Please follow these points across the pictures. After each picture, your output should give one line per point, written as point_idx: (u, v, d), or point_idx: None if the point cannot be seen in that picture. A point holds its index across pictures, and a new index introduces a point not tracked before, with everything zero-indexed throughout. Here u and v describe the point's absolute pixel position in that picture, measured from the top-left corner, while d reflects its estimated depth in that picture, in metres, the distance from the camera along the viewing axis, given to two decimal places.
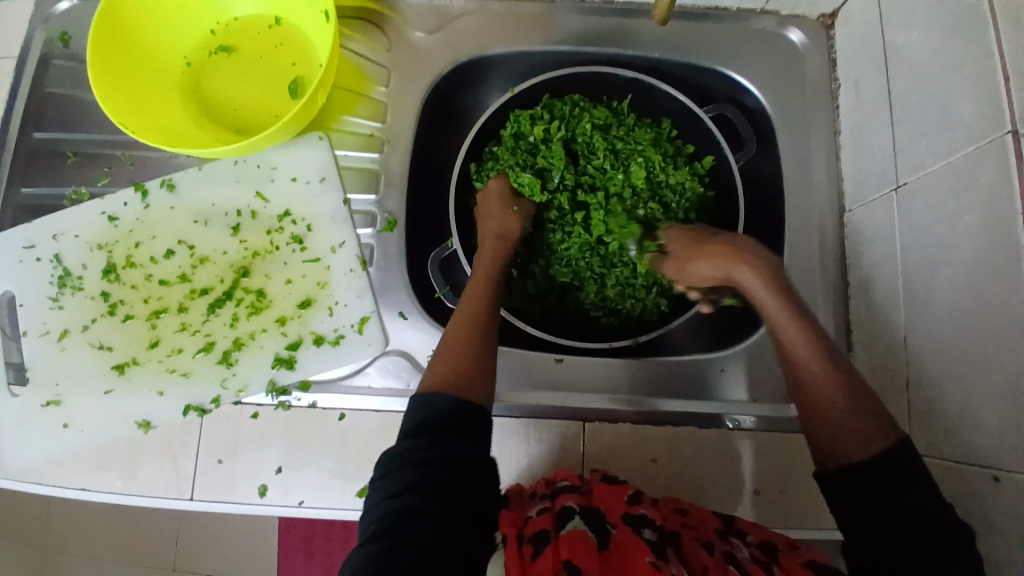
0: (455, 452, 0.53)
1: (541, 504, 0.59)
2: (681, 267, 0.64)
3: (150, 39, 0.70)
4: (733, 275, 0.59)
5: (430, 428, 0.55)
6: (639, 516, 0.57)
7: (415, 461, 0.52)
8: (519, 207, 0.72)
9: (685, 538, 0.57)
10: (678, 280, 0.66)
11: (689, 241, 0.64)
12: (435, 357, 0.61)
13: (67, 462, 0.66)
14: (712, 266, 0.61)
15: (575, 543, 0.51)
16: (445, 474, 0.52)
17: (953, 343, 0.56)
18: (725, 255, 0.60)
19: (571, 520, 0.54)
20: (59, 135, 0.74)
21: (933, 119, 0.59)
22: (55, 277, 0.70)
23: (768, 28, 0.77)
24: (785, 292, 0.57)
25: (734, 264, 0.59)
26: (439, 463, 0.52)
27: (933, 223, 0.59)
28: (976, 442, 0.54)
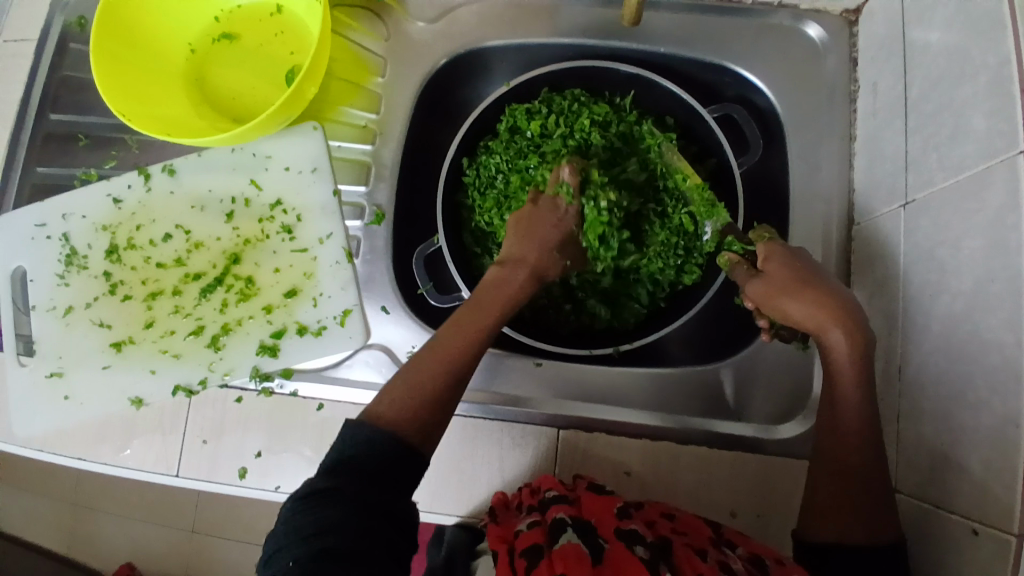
0: (368, 498, 0.49)
1: (530, 516, 0.60)
2: (769, 297, 0.59)
3: (154, 26, 0.71)
4: (823, 332, 0.56)
5: (353, 470, 0.51)
6: (629, 532, 0.57)
7: (336, 503, 0.49)
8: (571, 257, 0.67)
9: (677, 544, 0.56)
10: (756, 301, 0.60)
11: (793, 275, 0.58)
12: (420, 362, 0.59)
13: (66, 431, 0.70)
14: (807, 315, 0.56)
15: (569, 558, 0.53)
16: (364, 518, 0.48)
17: (945, 379, 0.52)
18: (827, 311, 0.55)
19: (563, 534, 0.56)
20: (73, 118, 0.77)
21: (945, 131, 0.54)
22: (63, 256, 0.73)
23: (784, 23, 0.72)
24: (865, 368, 0.55)
25: (831, 323, 0.55)
26: (359, 506, 0.49)
27: (937, 245, 0.54)
28: (959, 485, 0.51)
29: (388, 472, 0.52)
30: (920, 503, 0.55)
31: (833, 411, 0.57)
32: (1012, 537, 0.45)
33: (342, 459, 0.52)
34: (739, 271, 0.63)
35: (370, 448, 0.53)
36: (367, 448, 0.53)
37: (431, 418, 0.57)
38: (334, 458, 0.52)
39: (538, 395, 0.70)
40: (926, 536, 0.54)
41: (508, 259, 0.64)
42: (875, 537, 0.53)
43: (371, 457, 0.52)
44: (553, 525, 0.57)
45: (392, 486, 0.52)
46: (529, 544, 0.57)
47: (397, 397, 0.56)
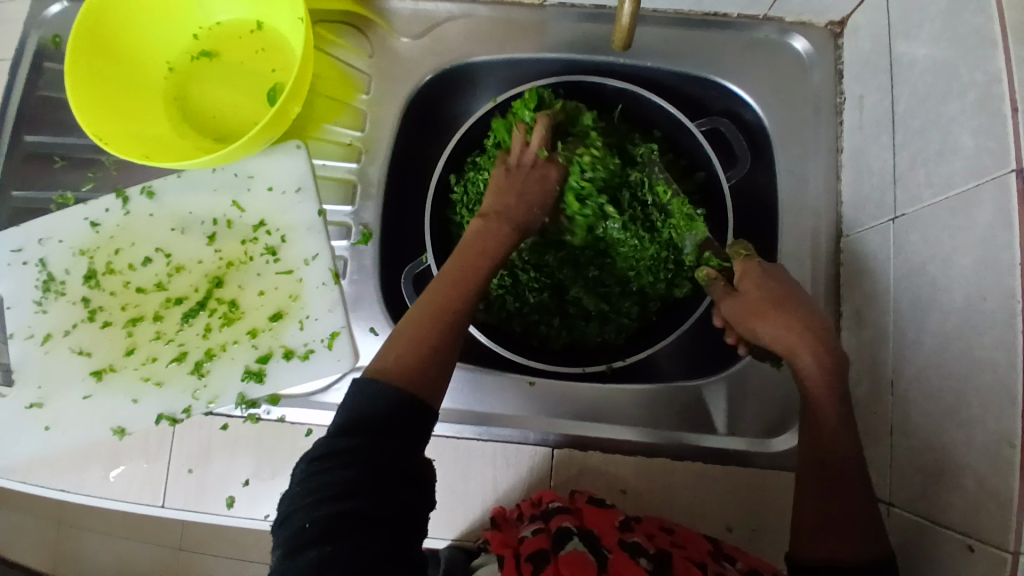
0: (390, 459, 0.48)
1: (534, 523, 0.60)
2: (742, 318, 0.60)
3: (132, 44, 0.69)
4: (793, 354, 0.58)
5: (362, 427, 0.49)
6: (631, 544, 0.58)
7: (348, 463, 0.47)
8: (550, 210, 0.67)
9: (676, 559, 0.56)
10: (731, 319, 0.62)
11: (764, 296, 0.59)
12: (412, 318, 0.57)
13: (47, 463, 0.68)
14: (776, 337, 0.58)
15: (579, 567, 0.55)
16: (378, 478, 0.47)
17: (938, 395, 0.52)
18: (794, 332, 0.57)
19: (569, 542, 0.57)
20: (53, 140, 0.75)
21: (933, 147, 0.54)
22: (40, 281, 0.71)
23: (770, 36, 0.72)
24: (837, 389, 0.56)
25: (799, 345, 0.57)
26: (373, 466, 0.47)
27: (927, 260, 0.54)
28: (952, 501, 0.50)
29: (400, 424, 0.50)
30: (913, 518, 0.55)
31: (810, 434, 0.57)
32: (1007, 555, 0.45)
33: (349, 414, 0.50)
34: (716, 287, 0.64)
35: (376, 407, 0.50)
36: (375, 405, 0.50)
37: (433, 378, 0.54)
38: (347, 416, 0.50)
39: (533, 415, 0.68)
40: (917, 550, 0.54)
41: (491, 212, 0.64)
42: (863, 555, 0.52)
43: (385, 415, 0.50)
44: (560, 532, 0.58)
45: (406, 438, 0.50)
46: (535, 550, 0.58)
47: (397, 353, 0.55)
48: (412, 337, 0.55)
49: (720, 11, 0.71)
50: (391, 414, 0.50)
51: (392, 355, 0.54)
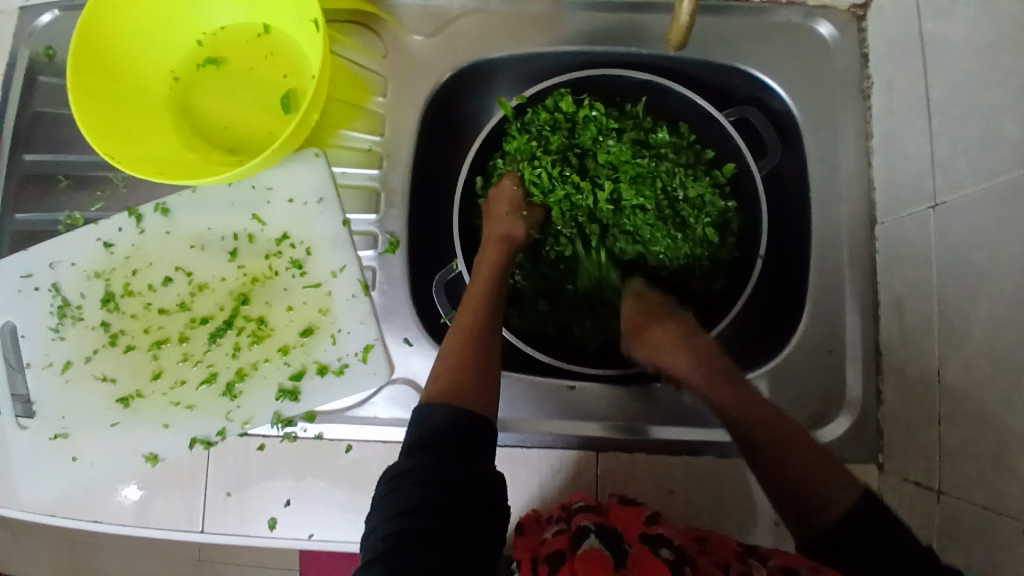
0: (459, 470, 0.52)
1: (558, 524, 0.58)
2: (635, 334, 0.67)
3: (134, 56, 0.67)
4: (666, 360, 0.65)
5: (432, 446, 0.53)
6: (656, 536, 0.55)
7: (417, 482, 0.51)
8: (528, 212, 0.70)
9: (702, 562, 0.53)
10: (629, 342, 0.68)
11: (641, 315, 0.68)
12: (440, 355, 0.61)
13: (79, 495, 0.66)
14: (655, 348, 0.66)
15: (592, 562, 0.51)
16: (444, 493, 0.50)
17: (992, 385, 0.52)
18: (660, 338, 0.66)
19: (586, 539, 0.54)
20: (51, 158, 0.71)
21: (978, 135, 0.53)
22: (55, 307, 0.69)
23: (793, 20, 0.70)
24: (710, 368, 0.63)
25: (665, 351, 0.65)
26: (440, 485, 0.51)
27: (974, 252, 0.54)
28: (1011, 487, 0.50)
29: (468, 435, 0.54)
30: (966, 503, 0.55)
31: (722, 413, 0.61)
32: None
33: (418, 435, 0.54)
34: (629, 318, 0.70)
35: (438, 425, 0.54)
36: (435, 423, 0.55)
37: (480, 379, 0.58)
38: (413, 438, 0.55)
39: (570, 419, 0.67)
40: (969, 533, 0.54)
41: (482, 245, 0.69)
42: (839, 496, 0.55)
43: (445, 425, 0.54)
44: (578, 530, 0.56)
45: (475, 449, 0.54)
46: (553, 550, 0.54)
47: (439, 374, 0.59)
48: (446, 356, 0.60)
49: None
50: (451, 420, 0.55)
51: (436, 378, 0.59)
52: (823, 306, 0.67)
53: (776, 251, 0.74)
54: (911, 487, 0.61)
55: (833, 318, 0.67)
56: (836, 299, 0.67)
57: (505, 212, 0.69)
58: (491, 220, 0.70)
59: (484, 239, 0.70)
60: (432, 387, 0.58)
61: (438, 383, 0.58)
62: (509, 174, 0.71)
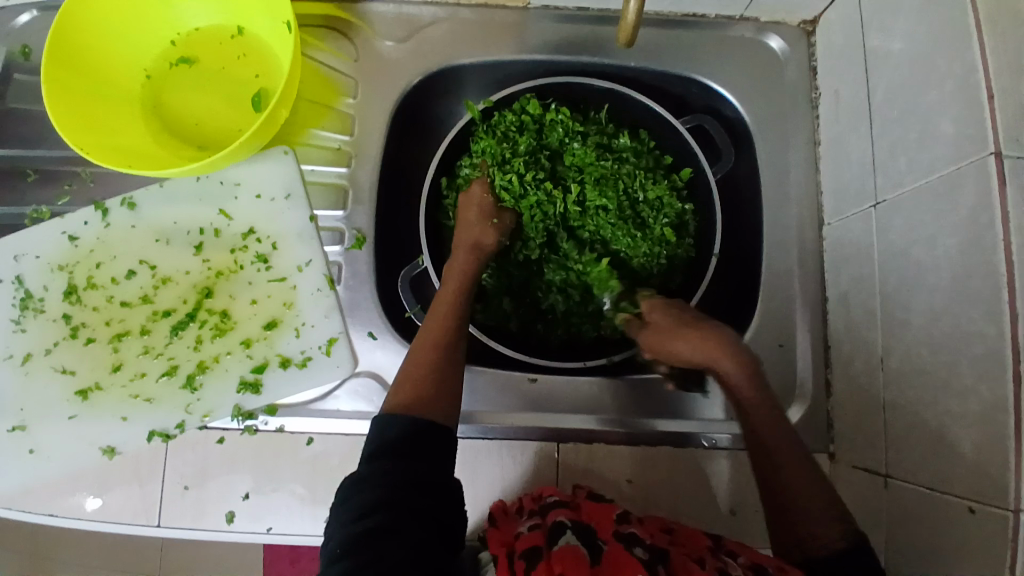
0: (419, 471, 0.52)
1: (531, 520, 0.58)
2: (659, 343, 0.64)
3: (106, 53, 0.68)
4: (715, 366, 0.62)
5: (393, 449, 0.53)
6: (628, 535, 0.55)
7: (376, 484, 0.51)
8: (498, 219, 0.70)
9: (674, 554, 0.53)
10: (652, 349, 0.65)
11: (676, 321, 0.64)
12: (402, 366, 0.61)
13: (33, 489, 0.64)
14: (693, 353, 0.62)
15: (568, 559, 0.51)
16: (403, 493, 0.51)
17: (930, 368, 0.54)
18: (713, 346, 0.62)
19: (562, 536, 0.54)
20: (21, 152, 0.71)
21: (912, 134, 0.56)
22: (17, 300, 0.69)
23: (746, 35, 0.74)
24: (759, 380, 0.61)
25: (718, 356, 0.61)
26: (400, 484, 0.51)
27: (911, 243, 0.56)
28: (951, 468, 0.52)
29: (426, 438, 0.54)
30: (912, 486, 0.56)
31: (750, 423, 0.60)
32: (1009, 514, 0.46)
33: (380, 439, 0.54)
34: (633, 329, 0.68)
35: (399, 430, 0.54)
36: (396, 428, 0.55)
37: (443, 392, 0.58)
38: (374, 442, 0.55)
39: (533, 411, 0.68)
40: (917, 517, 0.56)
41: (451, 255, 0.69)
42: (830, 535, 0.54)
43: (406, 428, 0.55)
44: (554, 526, 0.55)
45: (433, 449, 0.54)
46: (528, 546, 0.54)
47: (400, 386, 0.59)
48: (409, 369, 0.60)
49: (698, 12, 0.73)
50: (413, 425, 0.55)
51: (399, 388, 0.59)
52: (775, 303, 0.70)
53: (731, 253, 0.77)
54: (861, 475, 0.63)
55: (783, 315, 0.70)
56: (786, 297, 0.70)
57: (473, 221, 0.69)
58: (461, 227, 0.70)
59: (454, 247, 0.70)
60: (393, 400, 0.58)
61: (400, 395, 0.58)
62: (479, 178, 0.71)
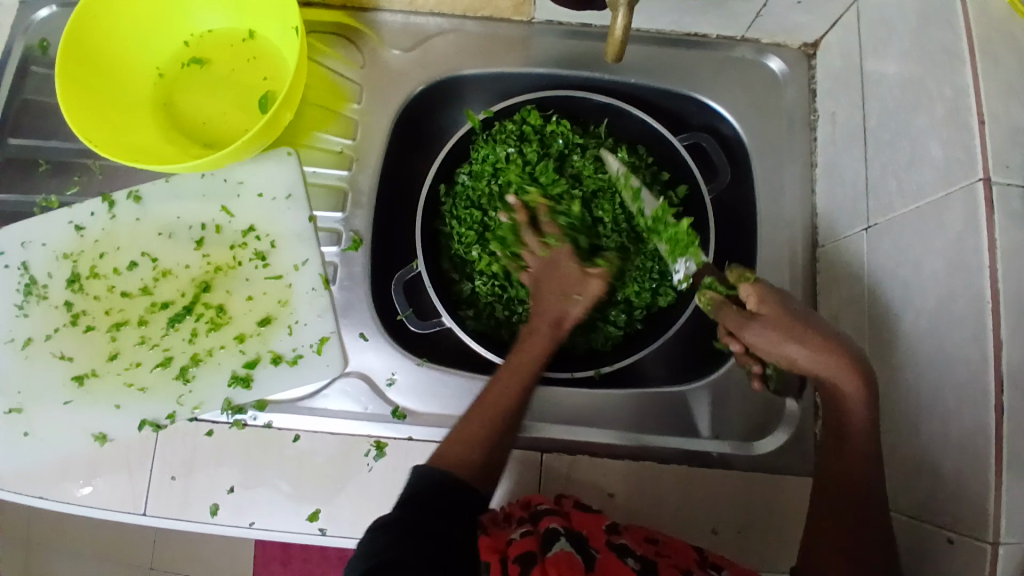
0: (433, 523, 0.49)
1: (521, 527, 0.57)
2: (775, 343, 0.52)
3: (121, 51, 0.70)
4: (838, 382, 0.51)
5: (413, 502, 0.51)
6: (619, 545, 0.57)
7: (390, 534, 0.48)
8: (583, 289, 0.65)
9: (661, 565, 0.55)
10: (758, 347, 0.53)
11: (797, 319, 0.51)
12: (461, 423, 0.58)
13: (25, 470, 0.65)
14: (819, 364, 0.51)
15: (564, 565, 0.51)
16: (415, 543, 0.47)
17: (914, 393, 0.53)
18: (839, 358, 0.50)
19: (556, 542, 0.54)
20: (35, 143, 0.74)
21: (903, 157, 0.57)
22: (22, 285, 0.70)
23: (746, 56, 0.75)
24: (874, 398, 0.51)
25: (845, 371, 0.50)
26: (413, 533, 0.48)
27: (899, 267, 0.56)
28: (934, 495, 0.51)
29: (451, 498, 0.51)
30: (896, 513, 0.55)
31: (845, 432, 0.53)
32: (986, 545, 0.46)
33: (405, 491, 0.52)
34: (723, 316, 0.57)
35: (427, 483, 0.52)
36: (424, 483, 0.52)
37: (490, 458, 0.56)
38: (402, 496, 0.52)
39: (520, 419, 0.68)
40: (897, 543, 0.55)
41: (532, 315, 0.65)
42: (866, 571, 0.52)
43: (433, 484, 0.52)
44: (547, 532, 0.55)
45: (456, 511, 0.51)
46: (521, 552, 0.53)
47: (457, 442, 0.56)
48: (469, 427, 0.57)
49: (699, 32, 0.74)
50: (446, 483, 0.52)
51: (452, 442, 0.56)
52: None
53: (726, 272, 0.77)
54: None
55: None
56: None
57: (551, 291, 0.65)
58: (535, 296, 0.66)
59: (535, 309, 0.65)
60: (445, 456, 0.55)
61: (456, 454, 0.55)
62: (528, 231, 0.69)
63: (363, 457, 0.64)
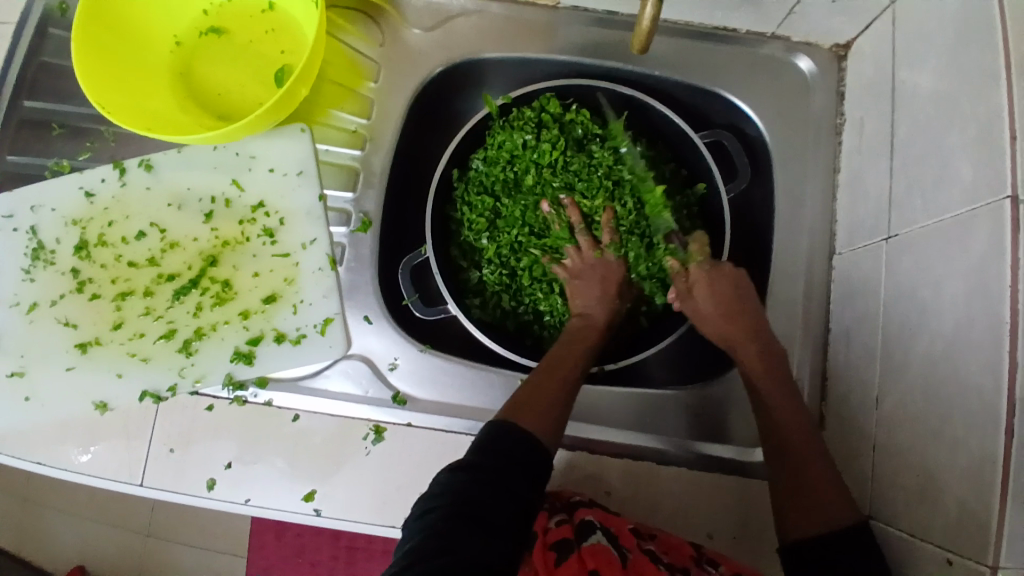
0: (510, 477, 0.52)
1: (557, 514, 0.59)
2: (699, 315, 0.65)
3: (139, 16, 0.69)
4: (739, 350, 0.63)
5: (496, 452, 0.53)
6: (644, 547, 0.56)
7: (470, 479, 0.51)
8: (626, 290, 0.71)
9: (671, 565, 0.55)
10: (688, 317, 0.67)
11: (724, 297, 0.64)
12: (528, 391, 0.59)
13: (24, 433, 0.66)
14: (724, 332, 0.64)
15: (600, 557, 0.53)
16: (490, 494, 0.50)
17: (924, 413, 0.52)
18: (742, 329, 0.63)
19: (591, 534, 0.55)
20: (51, 106, 0.73)
21: (931, 170, 0.55)
22: (30, 249, 0.70)
23: (775, 54, 0.73)
24: (782, 375, 0.61)
25: (742, 340, 0.63)
26: (488, 483, 0.50)
27: (919, 283, 0.55)
28: (934, 516, 0.50)
29: (504, 481, 0.51)
30: (896, 532, 0.54)
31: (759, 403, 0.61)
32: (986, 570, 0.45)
33: (489, 441, 0.54)
34: (680, 280, 0.67)
35: (508, 438, 0.54)
36: (508, 437, 0.54)
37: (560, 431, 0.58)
38: (486, 443, 0.55)
39: None
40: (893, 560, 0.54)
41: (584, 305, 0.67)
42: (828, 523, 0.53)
43: (513, 441, 0.54)
44: (582, 523, 0.56)
45: (507, 494, 0.51)
46: (559, 540, 0.55)
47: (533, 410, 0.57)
48: (540, 396, 0.58)
49: (728, 27, 0.72)
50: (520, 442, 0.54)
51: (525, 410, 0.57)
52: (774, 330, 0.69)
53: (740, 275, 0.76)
54: None
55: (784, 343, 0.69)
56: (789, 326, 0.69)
57: (595, 293, 0.68)
58: (578, 287, 0.68)
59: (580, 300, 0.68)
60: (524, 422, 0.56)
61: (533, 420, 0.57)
62: (581, 231, 0.70)
63: (360, 440, 0.64)
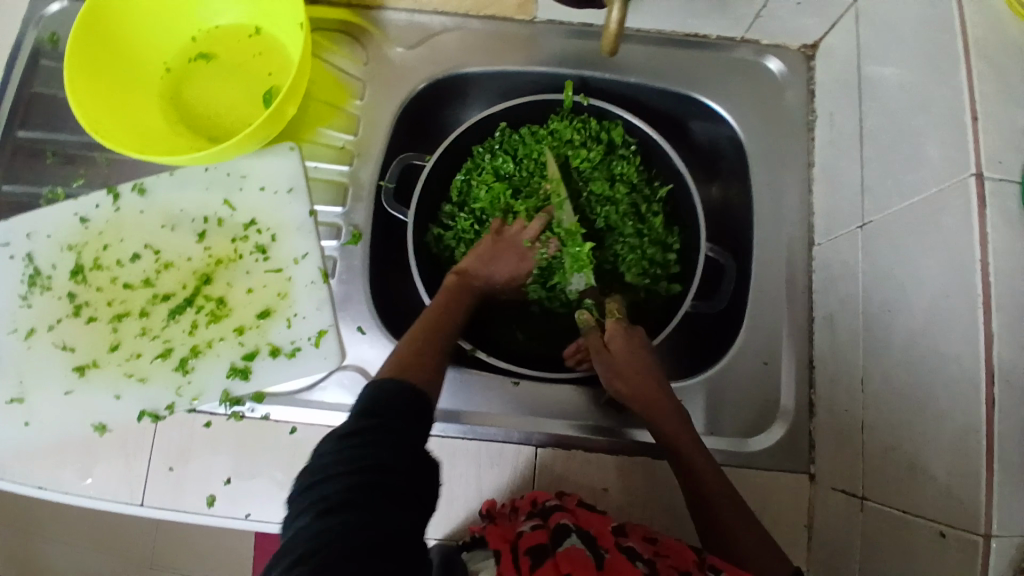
0: (410, 436, 0.50)
1: (531, 521, 0.56)
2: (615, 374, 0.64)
3: (129, 44, 0.71)
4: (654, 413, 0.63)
5: (382, 411, 0.51)
6: (627, 547, 0.54)
7: (368, 441, 0.48)
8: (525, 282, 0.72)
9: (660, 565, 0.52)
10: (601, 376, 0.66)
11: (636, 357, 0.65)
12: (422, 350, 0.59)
13: (25, 458, 0.66)
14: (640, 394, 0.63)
15: (576, 561, 0.50)
16: (394, 454, 0.48)
17: (907, 390, 0.53)
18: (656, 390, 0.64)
19: (567, 538, 0.52)
20: (44, 135, 0.74)
21: (900, 156, 0.57)
22: (26, 275, 0.71)
23: (746, 57, 0.75)
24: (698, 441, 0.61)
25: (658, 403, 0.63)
26: (388, 443, 0.48)
27: (894, 264, 0.56)
28: (923, 491, 0.51)
29: (404, 437, 0.49)
30: (887, 510, 0.55)
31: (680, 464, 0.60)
32: (978, 538, 0.46)
33: (368, 402, 0.51)
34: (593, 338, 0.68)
35: (392, 396, 0.52)
36: (392, 395, 0.52)
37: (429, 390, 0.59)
38: (366, 404, 0.52)
39: (515, 414, 0.68)
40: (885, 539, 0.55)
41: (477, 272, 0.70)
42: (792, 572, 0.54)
43: (399, 399, 0.52)
44: (557, 528, 0.53)
45: (412, 450, 0.49)
46: (532, 545, 0.52)
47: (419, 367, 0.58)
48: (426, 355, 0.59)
49: (700, 33, 0.75)
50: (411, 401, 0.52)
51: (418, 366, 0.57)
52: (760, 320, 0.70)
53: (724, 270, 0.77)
54: (838, 496, 0.61)
55: (773, 332, 0.69)
56: (775, 316, 0.70)
57: (506, 265, 0.70)
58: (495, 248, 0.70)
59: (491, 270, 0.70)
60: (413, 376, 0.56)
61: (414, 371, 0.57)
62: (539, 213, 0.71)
63: None
